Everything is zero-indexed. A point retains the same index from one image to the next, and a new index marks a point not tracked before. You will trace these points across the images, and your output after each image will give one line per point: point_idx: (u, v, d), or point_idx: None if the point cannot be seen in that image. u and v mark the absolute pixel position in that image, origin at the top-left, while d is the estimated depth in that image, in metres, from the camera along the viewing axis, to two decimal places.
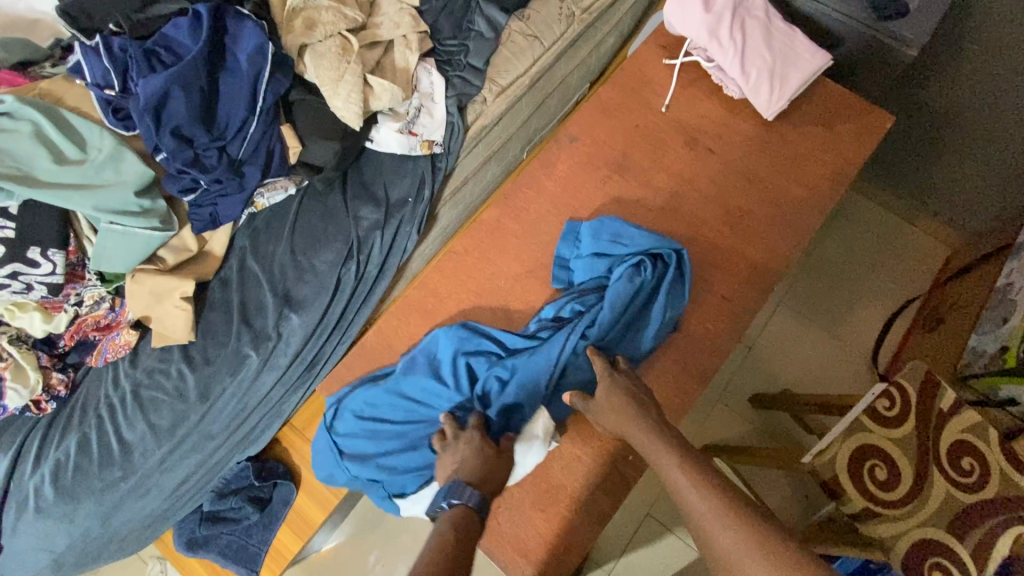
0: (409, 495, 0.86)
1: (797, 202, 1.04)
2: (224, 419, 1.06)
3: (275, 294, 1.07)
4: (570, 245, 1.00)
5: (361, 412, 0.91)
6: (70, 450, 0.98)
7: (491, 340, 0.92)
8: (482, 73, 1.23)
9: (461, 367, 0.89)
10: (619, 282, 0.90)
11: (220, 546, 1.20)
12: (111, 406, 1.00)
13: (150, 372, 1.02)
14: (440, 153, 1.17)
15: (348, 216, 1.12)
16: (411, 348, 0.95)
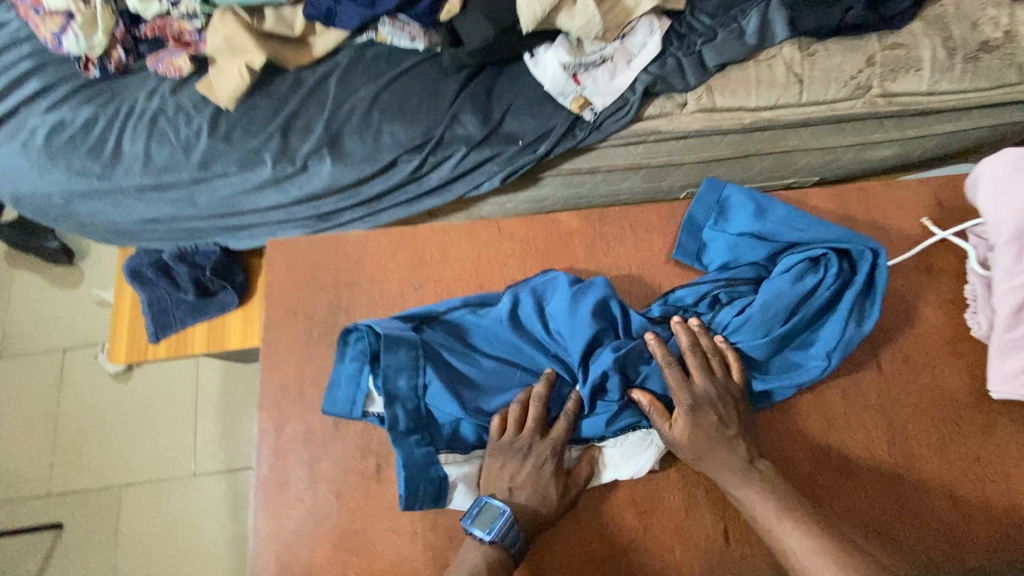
0: (456, 452, 0.67)
1: (931, 504, 0.67)
2: (213, 198, 0.99)
3: (327, 128, 0.94)
4: (698, 239, 0.77)
5: (449, 334, 0.73)
6: (79, 119, 0.96)
7: (619, 317, 0.72)
8: (705, 75, 0.92)
9: (581, 335, 0.69)
10: (785, 280, 0.70)
11: (154, 295, 1.18)
12: (131, 110, 0.96)
13: (178, 107, 0.96)
14: (587, 120, 0.92)
15: (448, 110, 0.93)
16: (520, 281, 0.75)
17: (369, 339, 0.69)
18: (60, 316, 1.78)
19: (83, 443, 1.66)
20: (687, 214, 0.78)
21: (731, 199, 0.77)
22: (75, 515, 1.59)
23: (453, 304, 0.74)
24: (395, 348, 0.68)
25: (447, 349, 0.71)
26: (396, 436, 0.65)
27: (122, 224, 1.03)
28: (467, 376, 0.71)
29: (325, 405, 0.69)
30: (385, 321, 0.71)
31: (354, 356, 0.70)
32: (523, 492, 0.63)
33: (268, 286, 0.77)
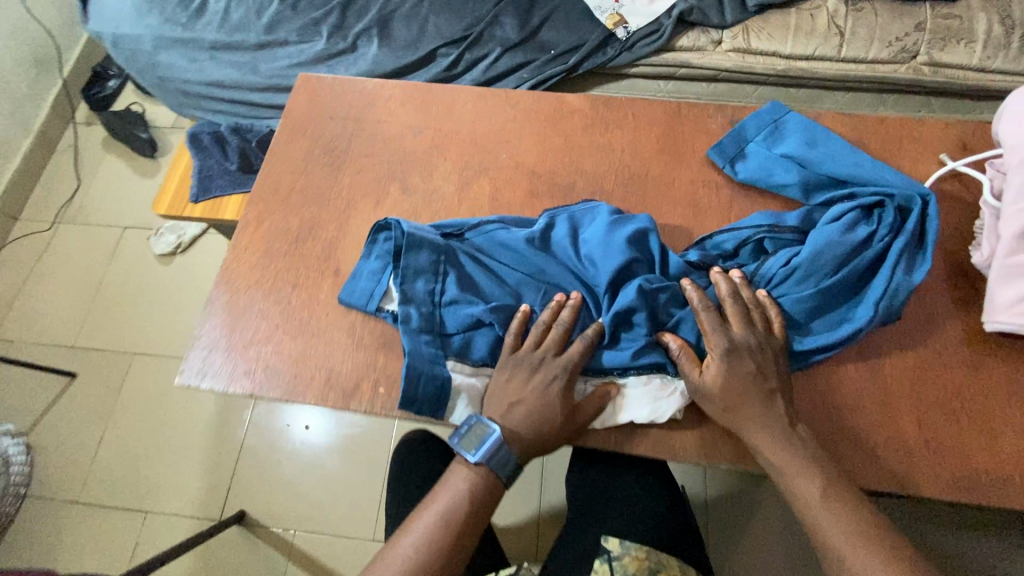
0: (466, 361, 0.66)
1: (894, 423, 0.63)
2: (272, 66, 1.09)
3: (381, 14, 1.04)
4: (739, 146, 0.75)
5: (477, 248, 0.70)
6: None
7: (657, 256, 0.68)
8: (743, 14, 0.94)
9: (612, 261, 0.66)
10: (834, 229, 0.66)
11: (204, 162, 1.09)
12: None
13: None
14: (619, 39, 0.96)
15: (490, 14, 1.01)
16: (558, 207, 0.74)
17: (398, 237, 0.69)
18: (125, 196, 1.94)
19: (114, 308, 1.78)
20: (736, 125, 0.76)
21: (783, 128, 0.75)
22: (90, 368, 1.70)
23: (488, 220, 0.72)
24: (417, 249, 0.68)
25: (474, 258, 0.70)
26: (408, 331, 0.65)
27: (190, 81, 1.15)
28: (487, 287, 0.68)
29: (342, 294, 0.69)
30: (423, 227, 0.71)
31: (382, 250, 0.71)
32: (527, 406, 0.62)
33: (288, 110, 0.84)
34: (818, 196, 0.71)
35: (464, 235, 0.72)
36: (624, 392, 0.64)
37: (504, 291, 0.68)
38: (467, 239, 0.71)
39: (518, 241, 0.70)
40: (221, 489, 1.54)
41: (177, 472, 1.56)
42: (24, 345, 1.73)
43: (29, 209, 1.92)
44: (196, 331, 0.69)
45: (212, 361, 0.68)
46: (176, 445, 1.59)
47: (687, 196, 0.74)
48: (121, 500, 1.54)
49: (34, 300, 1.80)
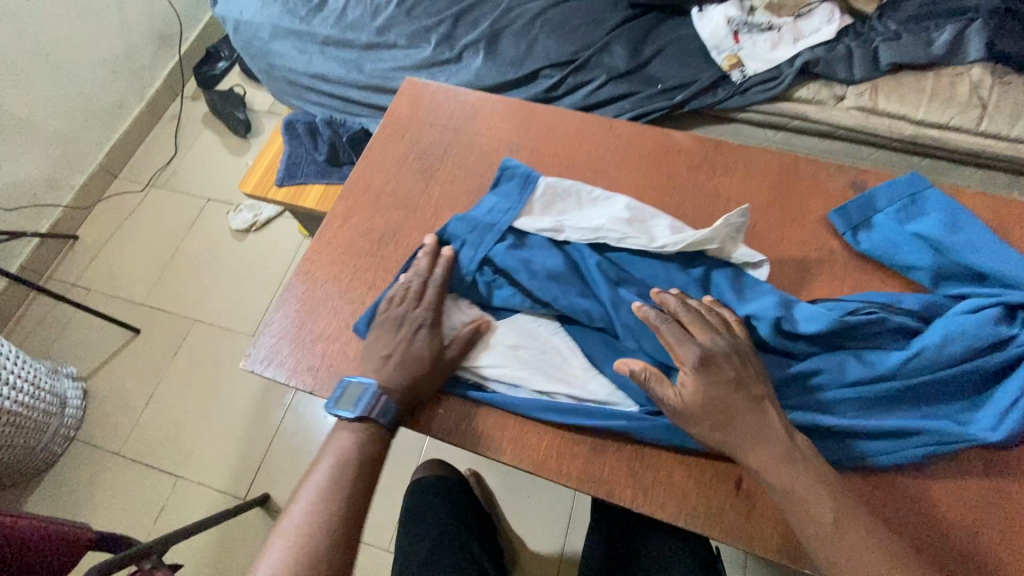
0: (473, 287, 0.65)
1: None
2: (377, 65, 1.11)
3: (491, 29, 1.04)
4: (866, 214, 0.67)
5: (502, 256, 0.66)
6: None
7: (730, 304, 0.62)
8: (873, 72, 0.88)
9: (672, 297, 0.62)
10: (963, 325, 0.56)
11: (295, 148, 1.12)
12: None
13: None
14: (732, 80, 0.91)
15: (601, 40, 0.98)
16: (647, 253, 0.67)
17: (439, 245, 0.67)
18: (214, 169, 2.04)
19: (185, 272, 1.86)
20: (866, 193, 0.68)
21: (921, 205, 0.67)
22: (153, 327, 1.77)
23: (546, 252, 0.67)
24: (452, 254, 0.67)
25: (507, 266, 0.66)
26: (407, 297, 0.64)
27: (298, 72, 1.19)
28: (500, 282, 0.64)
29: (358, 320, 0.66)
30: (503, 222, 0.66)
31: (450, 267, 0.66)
32: (394, 360, 0.61)
33: (390, 111, 0.84)
34: (946, 287, 0.63)
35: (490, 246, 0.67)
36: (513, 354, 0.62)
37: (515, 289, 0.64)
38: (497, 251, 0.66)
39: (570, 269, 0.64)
40: (249, 469, 1.53)
41: (212, 444, 1.58)
42: (101, 296, 1.83)
43: (129, 169, 2.05)
44: (265, 319, 0.69)
45: (280, 348, 0.67)
46: (217, 416, 1.61)
47: (794, 256, 0.68)
48: (158, 461, 1.57)
49: (117, 254, 1.90)
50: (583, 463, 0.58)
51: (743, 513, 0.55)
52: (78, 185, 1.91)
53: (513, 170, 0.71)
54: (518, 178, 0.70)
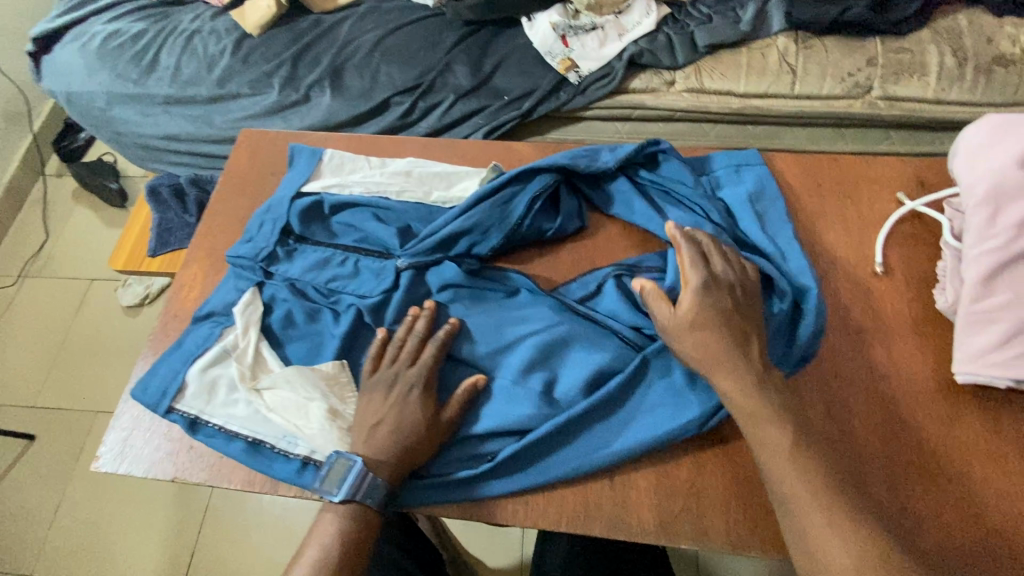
0: (267, 295, 0.65)
1: (864, 478, 0.57)
2: (226, 117, 1.07)
3: (332, 65, 1.03)
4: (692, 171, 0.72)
5: (316, 235, 0.69)
6: (131, 29, 1.14)
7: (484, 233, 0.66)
8: (694, 55, 0.93)
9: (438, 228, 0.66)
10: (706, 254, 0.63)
11: (163, 215, 1.06)
12: (172, 30, 1.13)
13: (213, 30, 1.12)
14: (571, 82, 0.95)
15: (442, 60, 0.99)
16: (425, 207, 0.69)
17: (243, 268, 0.67)
18: (95, 246, 1.90)
19: (78, 362, 1.71)
20: (702, 156, 0.74)
21: (750, 174, 0.71)
22: (52, 429, 1.62)
23: (342, 214, 0.70)
24: (247, 242, 0.69)
25: (317, 256, 0.67)
26: (203, 334, 0.64)
27: (147, 136, 1.13)
28: (325, 254, 0.68)
29: (133, 391, 0.61)
30: (284, 208, 0.70)
31: (237, 280, 0.67)
32: (386, 425, 0.57)
33: (229, 167, 0.81)
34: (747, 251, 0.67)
35: (309, 219, 0.70)
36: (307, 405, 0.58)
37: (332, 249, 0.68)
38: (300, 221, 0.69)
39: (361, 218, 0.68)
40: (183, 555, 1.42)
41: (135, 542, 1.45)
42: None
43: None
44: (115, 412, 0.65)
45: (138, 439, 0.63)
46: (138, 507, 1.48)
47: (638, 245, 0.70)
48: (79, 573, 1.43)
49: None
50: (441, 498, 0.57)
51: (620, 501, 0.57)
52: None
53: (301, 147, 0.77)
54: (303, 154, 0.77)
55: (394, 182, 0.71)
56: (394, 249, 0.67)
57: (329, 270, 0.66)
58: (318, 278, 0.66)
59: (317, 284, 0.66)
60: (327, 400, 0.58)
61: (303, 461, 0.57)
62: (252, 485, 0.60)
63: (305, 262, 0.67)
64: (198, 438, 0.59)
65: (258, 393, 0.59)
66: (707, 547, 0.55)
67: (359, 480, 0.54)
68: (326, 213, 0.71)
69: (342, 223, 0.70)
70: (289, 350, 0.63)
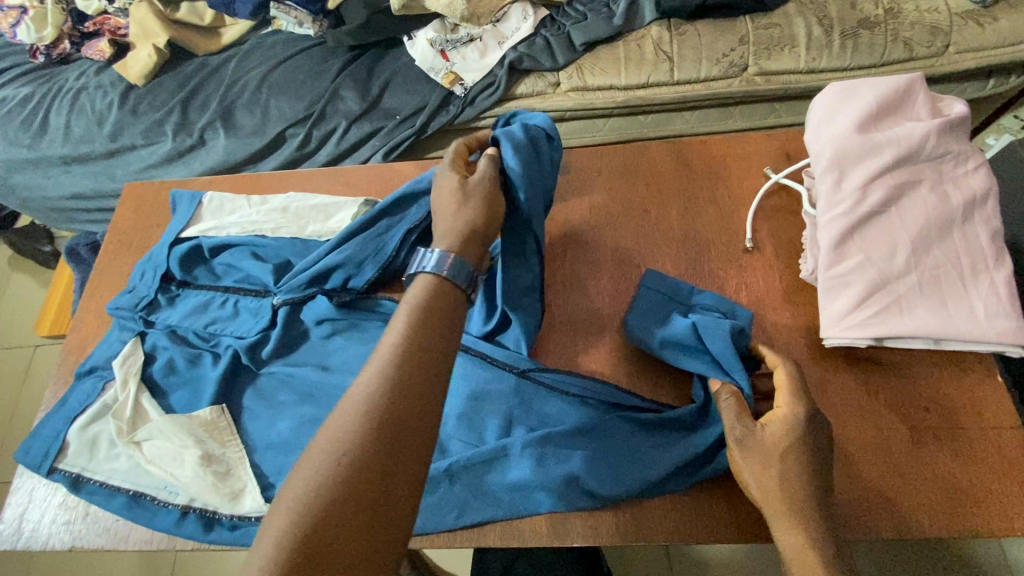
0: (145, 346, 0.65)
1: None
2: (126, 170, 1.06)
3: (222, 105, 1.02)
4: None
5: (199, 278, 0.70)
6: (19, 95, 1.13)
7: (354, 267, 0.65)
8: (573, 54, 0.94)
9: (312, 265, 0.65)
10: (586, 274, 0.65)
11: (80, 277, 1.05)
12: (59, 90, 1.12)
13: (100, 84, 1.11)
14: (458, 95, 0.95)
15: (330, 87, 1.00)
16: (305, 244, 0.69)
17: (123, 319, 0.68)
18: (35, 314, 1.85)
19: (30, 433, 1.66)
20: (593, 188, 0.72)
21: None
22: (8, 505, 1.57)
23: (221, 255, 0.70)
24: (130, 292, 0.70)
25: (199, 301, 0.68)
26: (85, 391, 0.64)
27: (53, 199, 1.12)
28: (205, 300, 0.68)
29: (19, 455, 0.62)
30: (163, 255, 0.70)
31: (120, 330, 0.67)
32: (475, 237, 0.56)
33: (114, 224, 0.81)
34: None
35: (189, 265, 0.70)
36: (184, 454, 0.58)
37: (213, 292, 0.68)
38: (178, 266, 0.69)
39: (236, 257, 0.69)
40: None
41: None
42: None
43: None
44: (11, 486, 0.64)
45: (37, 508, 0.63)
46: None
47: None
48: None
49: None
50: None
51: (533, 523, 0.56)
52: None
53: (181, 193, 0.77)
54: (185, 200, 0.76)
55: (270, 220, 0.71)
56: (270, 287, 0.67)
57: (208, 314, 0.67)
58: (196, 324, 0.66)
59: (197, 329, 0.66)
60: (202, 446, 0.58)
61: (182, 510, 0.57)
62: (149, 544, 0.59)
63: (185, 308, 0.67)
64: (81, 496, 0.59)
65: (136, 446, 0.59)
66: (598, 543, 0.55)
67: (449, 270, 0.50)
68: (206, 256, 0.70)
69: (222, 264, 0.70)
70: (173, 398, 0.63)
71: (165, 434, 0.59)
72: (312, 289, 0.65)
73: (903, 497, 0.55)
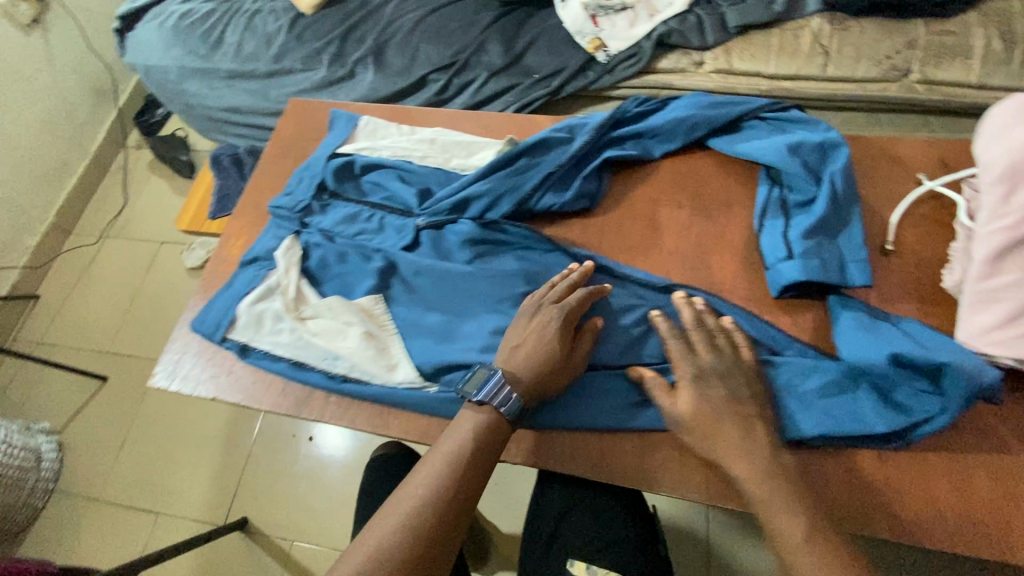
0: (300, 244, 0.72)
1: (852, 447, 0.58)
2: (281, 92, 1.17)
3: (376, 42, 1.10)
4: (694, 129, 0.73)
5: (348, 191, 0.75)
6: (203, 10, 1.26)
7: (496, 201, 0.70)
8: (724, 36, 0.94)
9: (457, 192, 0.71)
10: (786, 240, 0.65)
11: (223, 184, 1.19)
12: (236, 11, 1.24)
13: (272, 10, 1.22)
14: (599, 61, 0.97)
15: (478, 38, 1.04)
16: (451, 176, 0.74)
17: (281, 219, 0.75)
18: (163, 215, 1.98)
19: (146, 320, 1.82)
20: (743, 150, 0.71)
21: (798, 160, 0.67)
22: (120, 374, 1.74)
23: (371, 174, 0.76)
24: (288, 195, 0.77)
25: (347, 213, 0.74)
26: (247, 271, 0.73)
27: (213, 108, 1.24)
28: (355, 212, 0.74)
29: (196, 324, 0.72)
30: (321, 166, 0.77)
31: (277, 227, 0.75)
32: (528, 346, 0.59)
33: (276, 133, 0.89)
34: (766, 220, 0.68)
35: (341, 177, 0.76)
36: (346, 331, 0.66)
37: (360, 206, 0.74)
38: (332, 177, 0.75)
39: (385, 178, 0.75)
40: (229, 494, 1.53)
41: (187, 477, 1.57)
42: (66, 351, 1.79)
43: (83, 224, 1.99)
44: (170, 339, 0.74)
45: (187, 361, 0.72)
46: (189, 449, 1.60)
47: (648, 214, 0.72)
48: (139, 499, 1.56)
49: (78, 311, 1.86)
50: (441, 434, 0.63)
51: (637, 440, 0.60)
52: (32, 245, 1.86)
53: (340, 115, 0.84)
54: (343, 120, 0.83)
55: (419, 147, 0.77)
56: (414, 208, 0.73)
57: (357, 224, 0.73)
58: (345, 232, 0.73)
59: (345, 237, 0.72)
60: (362, 325, 0.66)
61: (338, 379, 0.65)
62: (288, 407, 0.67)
63: (338, 216, 0.74)
64: (249, 360, 0.68)
65: (302, 321, 0.67)
66: (682, 496, 0.58)
67: (498, 385, 0.56)
68: (356, 172, 0.76)
69: (370, 182, 0.75)
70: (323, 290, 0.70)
71: (329, 312, 0.67)
72: (455, 214, 0.71)
73: (984, 529, 0.53)
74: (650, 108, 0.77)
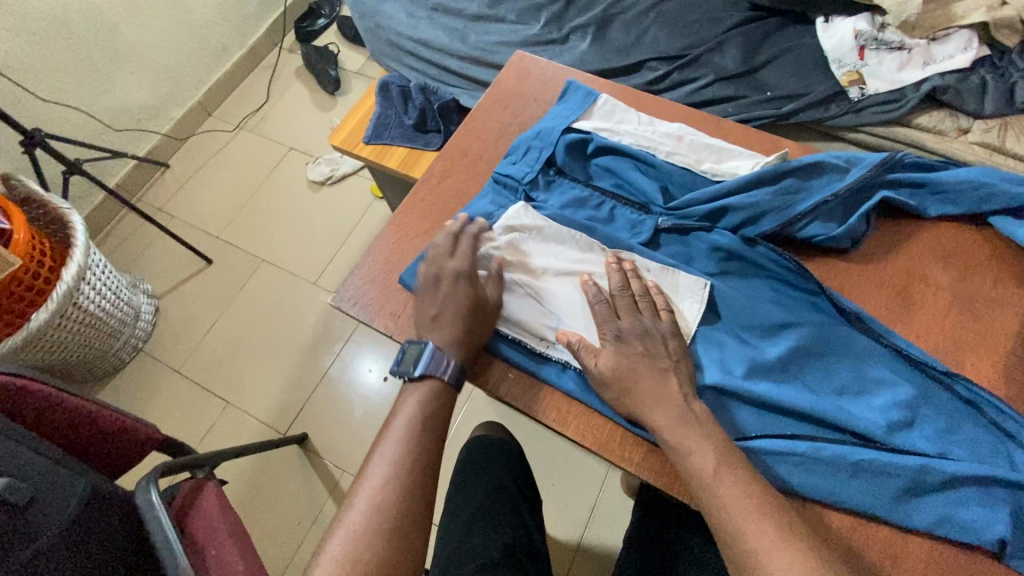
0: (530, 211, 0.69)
1: None
2: (483, 40, 1.14)
3: (602, 15, 1.05)
4: (982, 204, 0.66)
5: (583, 173, 0.73)
6: None
7: (751, 220, 0.66)
8: (1007, 108, 0.82)
9: (708, 199, 0.67)
10: None
11: (385, 110, 1.09)
12: None
13: None
14: (849, 96, 0.88)
15: (716, 39, 0.98)
16: (697, 182, 0.70)
17: (506, 181, 0.72)
18: (299, 119, 1.89)
19: (257, 218, 1.73)
20: None
21: None
22: (223, 261, 1.67)
23: (610, 158, 0.72)
24: (514, 158, 0.74)
25: (577, 195, 0.71)
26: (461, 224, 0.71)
27: (405, 35, 1.21)
28: (587, 195, 0.71)
29: (405, 275, 0.69)
30: (553, 137, 0.73)
31: (497, 185, 0.73)
32: (443, 314, 0.63)
33: (497, 80, 0.85)
34: None
35: (578, 155, 0.73)
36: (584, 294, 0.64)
37: (592, 189, 0.71)
38: (567, 151, 0.73)
39: (624, 166, 0.71)
40: (294, 407, 1.44)
41: (256, 376, 1.49)
42: (181, 224, 1.74)
43: (225, 107, 1.93)
44: (357, 262, 0.72)
45: (369, 288, 0.70)
46: (269, 348, 1.53)
47: (896, 286, 0.65)
48: (211, 384, 1.49)
49: (196, 191, 1.79)
50: (645, 451, 0.59)
51: (845, 529, 0.54)
52: (176, 118, 1.80)
53: (577, 85, 0.79)
54: (579, 91, 0.78)
55: (665, 142, 0.72)
56: (654, 205, 0.70)
57: (586, 210, 0.71)
58: (576, 212, 0.70)
59: (575, 216, 0.70)
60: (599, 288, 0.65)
61: (563, 366, 0.63)
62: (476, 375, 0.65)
63: (568, 194, 0.71)
64: None
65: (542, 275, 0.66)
66: None
67: (435, 357, 0.61)
68: (592, 153, 0.73)
69: (602, 165, 0.72)
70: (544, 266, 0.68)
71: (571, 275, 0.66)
72: (703, 221, 0.67)
73: None
74: (928, 163, 0.70)
